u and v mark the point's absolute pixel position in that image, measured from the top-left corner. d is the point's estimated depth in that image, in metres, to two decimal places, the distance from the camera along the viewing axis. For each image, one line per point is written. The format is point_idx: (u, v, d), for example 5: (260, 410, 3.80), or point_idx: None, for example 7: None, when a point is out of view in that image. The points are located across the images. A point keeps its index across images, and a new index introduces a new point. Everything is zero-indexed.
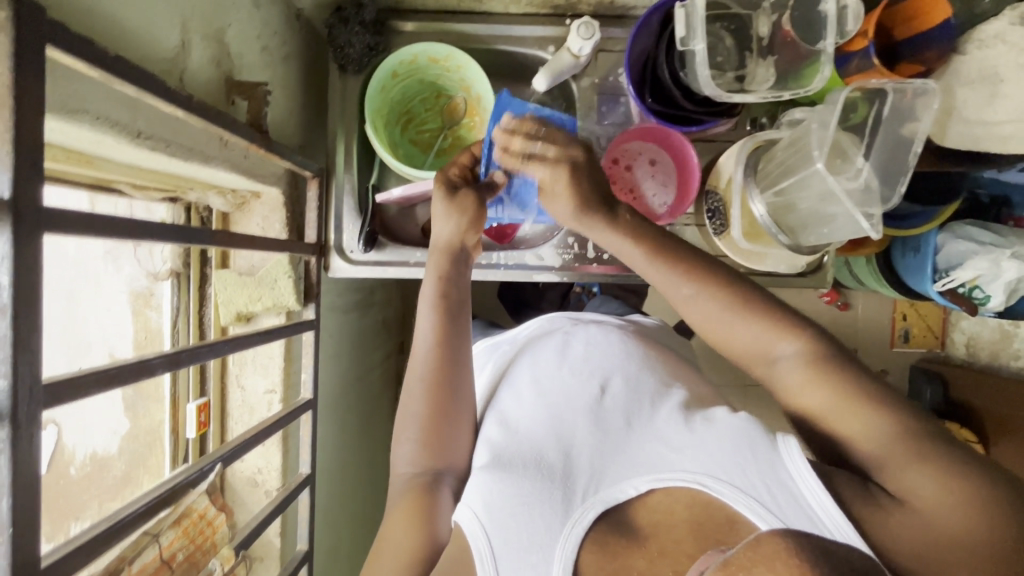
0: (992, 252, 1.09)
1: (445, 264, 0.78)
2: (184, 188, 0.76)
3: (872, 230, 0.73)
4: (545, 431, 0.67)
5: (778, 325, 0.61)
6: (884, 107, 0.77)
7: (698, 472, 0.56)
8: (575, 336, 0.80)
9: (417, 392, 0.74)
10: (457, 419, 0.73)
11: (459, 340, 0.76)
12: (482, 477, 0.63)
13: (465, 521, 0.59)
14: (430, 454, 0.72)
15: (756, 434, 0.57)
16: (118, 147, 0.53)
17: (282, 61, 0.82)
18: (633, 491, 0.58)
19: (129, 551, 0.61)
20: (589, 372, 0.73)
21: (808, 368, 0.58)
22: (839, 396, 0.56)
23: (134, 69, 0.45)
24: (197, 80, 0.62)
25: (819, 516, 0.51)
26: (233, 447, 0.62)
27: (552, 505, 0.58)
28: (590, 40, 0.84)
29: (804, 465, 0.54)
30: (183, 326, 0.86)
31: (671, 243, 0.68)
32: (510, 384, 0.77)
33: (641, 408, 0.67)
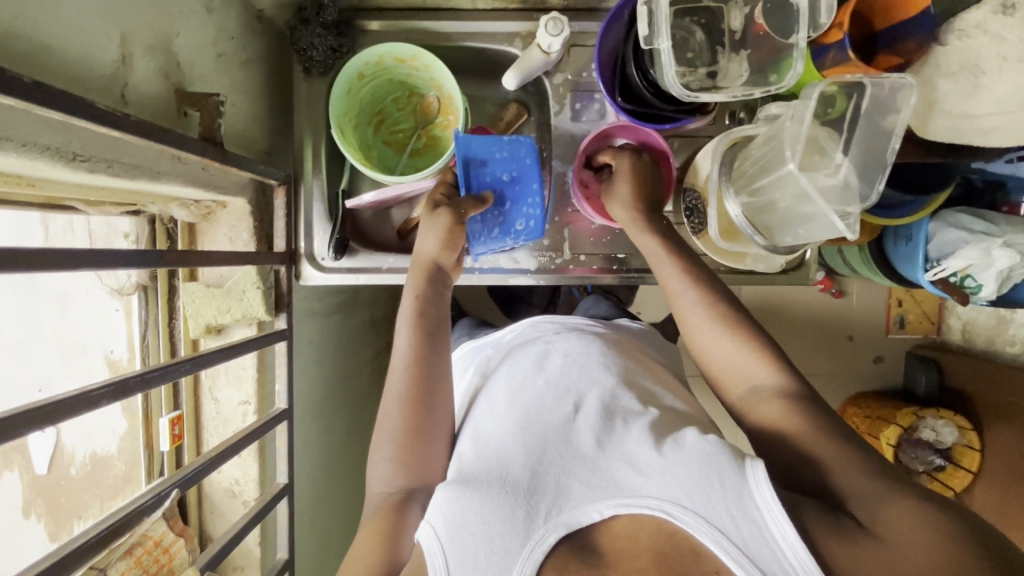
0: (983, 241, 1.07)
1: (427, 282, 0.79)
2: (143, 203, 0.74)
3: (846, 230, 0.70)
4: (515, 447, 0.65)
5: (760, 358, 0.67)
6: (863, 99, 0.74)
7: (664, 499, 0.56)
8: (554, 346, 0.79)
9: (395, 410, 0.73)
10: (432, 434, 0.72)
11: (437, 357, 0.76)
12: (447, 491, 0.62)
13: (425, 539, 0.59)
14: (407, 472, 0.70)
15: (724, 459, 0.57)
16: (55, 171, 0.52)
17: (242, 67, 0.80)
18: (598, 515, 0.57)
19: None
20: (563, 387, 0.72)
21: (779, 396, 0.64)
22: (797, 420, 0.61)
23: (53, 94, 0.43)
24: (141, 94, 0.60)
25: (781, 546, 0.52)
26: (189, 472, 0.62)
27: (514, 524, 0.57)
28: (559, 36, 0.80)
29: (769, 492, 0.54)
30: (153, 340, 0.86)
31: (691, 255, 0.77)
32: (487, 396, 0.76)
33: (615, 427, 0.65)
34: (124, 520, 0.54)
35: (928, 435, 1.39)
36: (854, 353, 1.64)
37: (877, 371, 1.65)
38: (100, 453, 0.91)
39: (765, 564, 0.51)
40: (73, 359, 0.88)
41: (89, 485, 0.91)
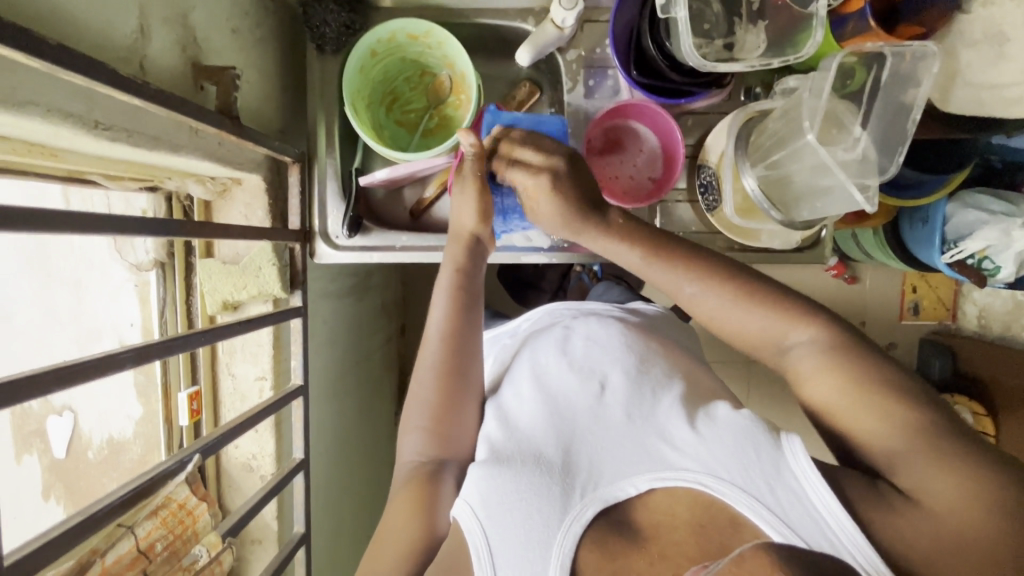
0: (1003, 221, 1.05)
1: (462, 255, 0.78)
2: (162, 178, 0.75)
3: (864, 202, 0.69)
4: (546, 426, 0.66)
5: (787, 313, 0.63)
6: (883, 72, 0.72)
7: (701, 473, 0.58)
8: (575, 329, 0.79)
9: (427, 382, 0.73)
10: (461, 407, 0.72)
11: (470, 331, 0.76)
12: (481, 468, 0.63)
13: (463, 517, 0.59)
14: (437, 443, 0.71)
15: (759, 434, 0.58)
16: (77, 139, 0.52)
17: (256, 43, 0.80)
18: (634, 489, 0.59)
19: (103, 543, 0.64)
20: (589, 366, 0.72)
21: (821, 356, 0.60)
22: (854, 381, 0.57)
23: (78, 58, 0.44)
24: (159, 66, 0.60)
25: (824, 519, 0.53)
26: (212, 439, 0.63)
27: (551, 500, 0.58)
28: (573, 10, 0.80)
29: (808, 463, 0.55)
30: (171, 316, 0.87)
31: (681, 245, 0.69)
32: (511, 378, 0.77)
33: (644, 398, 0.67)
34: (149, 483, 0.55)
35: None
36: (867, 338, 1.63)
37: (890, 357, 1.63)
38: (115, 438, 0.93)
39: (805, 533, 0.53)
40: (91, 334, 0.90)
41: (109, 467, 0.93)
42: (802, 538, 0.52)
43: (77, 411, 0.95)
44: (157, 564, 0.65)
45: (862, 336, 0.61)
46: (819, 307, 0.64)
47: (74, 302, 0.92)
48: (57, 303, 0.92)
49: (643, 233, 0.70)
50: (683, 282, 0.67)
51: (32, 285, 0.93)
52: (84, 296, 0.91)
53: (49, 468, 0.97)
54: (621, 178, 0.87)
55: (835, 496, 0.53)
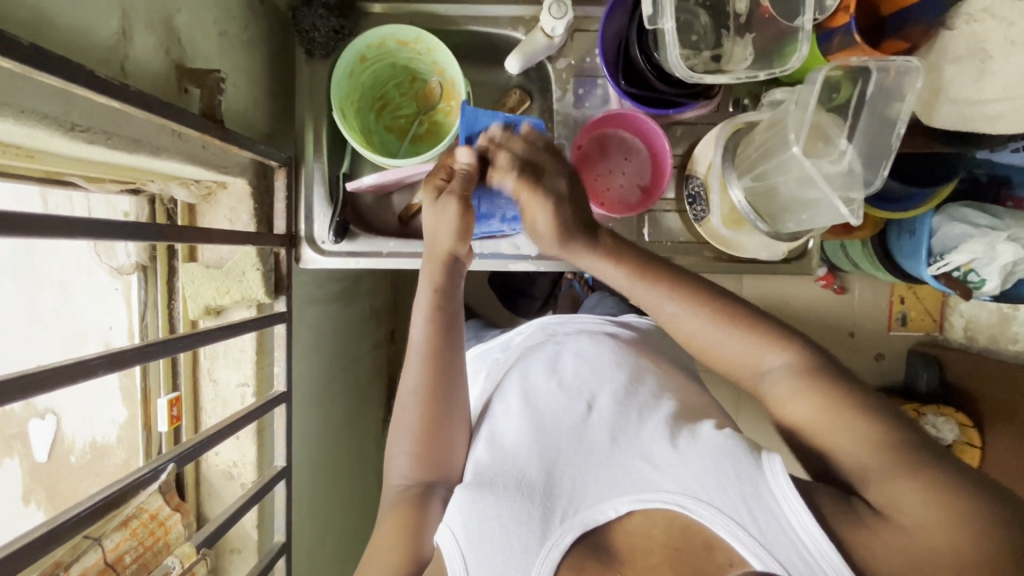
0: (988, 235, 1.06)
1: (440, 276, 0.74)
2: (144, 181, 0.74)
3: (850, 215, 0.70)
4: (531, 447, 0.67)
5: (763, 335, 0.62)
6: (868, 86, 0.73)
7: (678, 492, 0.57)
8: (565, 346, 0.81)
9: (411, 407, 0.72)
10: (449, 429, 0.72)
11: (452, 350, 0.74)
12: (464, 492, 0.63)
13: (443, 541, 0.60)
14: (423, 466, 0.70)
15: (740, 453, 0.58)
16: (54, 141, 0.51)
17: (243, 47, 0.79)
18: (614, 512, 0.59)
19: (67, 555, 0.62)
20: (577, 387, 0.73)
21: (796, 380, 0.59)
22: (826, 407, 0.57)
23: (53, 60, 0.43)
24: (142, 68, 0.60)
25: (800, 540, 0.52)
26: (189, 447, 0.62)
27: (532, 525, 0.59)
28: (562, 19, 0.81)
29: (787, 483, 0.54)
30: (153, 320, 0.85)
31: (667, 269, 0.67)
32: (501, 397, 0.77)
33: (631, 420, 0.67)
34: (121, 492, 0.54)
35: (928, 433, 1.37)
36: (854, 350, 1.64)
37: (878, 368, 1.64)
38: (98, 442, 0.90)
39: (782, 556, 0.52)
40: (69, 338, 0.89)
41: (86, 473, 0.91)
42: (779, 562, 0.52)
43: (58, 417, 0.91)
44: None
45: (829, 354, 0.61)
46: (791, 329, 0.63)
47: (56, 305, 0.89)
48: (39, 305, 0.89)
49: (634, 259, 0.67)
50: (653, 296, 0.66)
51: (9, 292, 0.89)
52: (69, 299, 0.89)
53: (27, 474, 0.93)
54: (611, 190, 0.87)
55: (814, 518, 0.53)
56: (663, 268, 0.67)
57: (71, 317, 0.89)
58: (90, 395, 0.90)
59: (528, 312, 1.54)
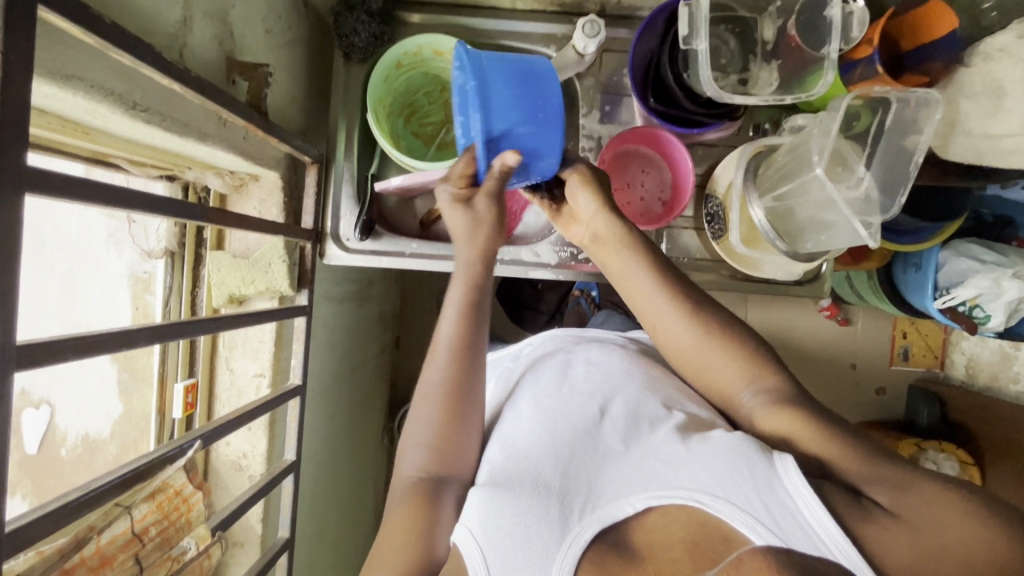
0: (995, 270, 1.08)
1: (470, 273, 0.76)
2: (182, 167, 0.76)
3: (868, 237, 0.71)
4: (545, 449, 0.67)
5: (759, 364, 0.67)
6: (887, 116, 0.76)
7: (694, 489, 0.57)
8: (575, 356, 0.81)
9: (433, 398, 0.73)
10: (463, 427, 0.72)
11: (476, 355, 0.75)
12: (479, 492, 0.63)
13: (462, 542, 0.60)
14: (440, 458, 0.71)
15: (753, 452, 0.58)
16: (113, 118, 0.53)
17: (286, 46, 0.82)
18: (631, 508, 0.59)
19: (101, 520, 0.61)
20: (588, 393, 0.74)
21: (770, 406, 0.64)
22: (799, 432, 0.61)
23: (129, 37, 0.45)
24: (198, 56, 0.62)
25: (815, 530, 0.51)
26: (214, 428, 0.63)
27: (549, 522, 0.59)
28: (595, 37, 0.84)
29: (800, 480, 0.54)
30: (175, 305, 0.86)
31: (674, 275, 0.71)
32: (512, 403, 0.77)
33: (641, 430, 0.68)
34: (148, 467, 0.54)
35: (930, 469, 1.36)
36: (856, 381, 1.65)
37: (880, 402, 1.65)
38: (90, 436, 0.90)
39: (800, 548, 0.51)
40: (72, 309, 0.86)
41: (87, 461, 0.89)
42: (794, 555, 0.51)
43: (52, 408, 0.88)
44: (150, 549, 0.63)
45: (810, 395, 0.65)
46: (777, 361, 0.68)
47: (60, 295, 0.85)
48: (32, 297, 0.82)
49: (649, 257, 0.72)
50: (671, 317, 0.69)
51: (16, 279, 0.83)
52: (73, 289, 0.86)
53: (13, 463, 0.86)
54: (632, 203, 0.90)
55: (830, 516, 0.52)
56: (690, 292, 0.70)
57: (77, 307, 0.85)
58: (93, 385, 0.90)
59: (535, 326, 1.55)
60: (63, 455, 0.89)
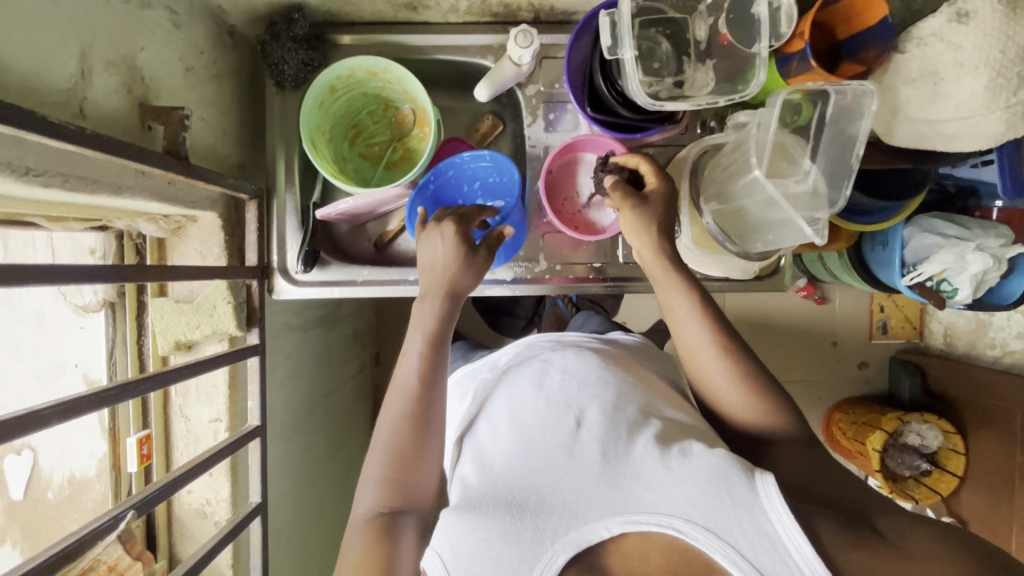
0: (957, 245, 1.08)
1: (444, 300, 0.75)
2: (109, 218, 0.74)
3: (815, 235, 0.71)
4: (520, 469, 0.64)
5: (772, 409, 0.68)
6: (827, 107, 0.74)
7: (674, 516, 0.56)
8: (552, 363, 0.77)
9: (396, 429, 0.70)
10: (424, 460, 0.70)
11: (439, 383, 0.73)
12: (452, 516, 0.62)
13: (433, 567, 0.60)
14: (396, 492, 0.68)
15: (733, 473, 0.57)
16: (7, 185, 0.51)
17: (211, 82, 0.80)
18: (607, 532, 0.57)
19: None
20: (563, 403, 0.69)
21: (795, 452, 0.66)
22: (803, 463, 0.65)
23: (1, 107, 0.43)
24: (102, 109, 0.60)
25: (795, 560, 0.53)
26: (152, 492, 0.61)
27: (523, 548, 0.57)
28: (528, 48, 0.81)
29: (780, 504, 0.55)
30: (121, 357, 0.85)
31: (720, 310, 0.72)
32: (488, 414, 0.75)
33: (620, 440, 0.63)
34: (78, 544, 0.53)
35: (914, 440, 1.38)
36: (838, 358, 1.65)
37: (863, 376, 1.66)
38: (72, 482, 0.93)
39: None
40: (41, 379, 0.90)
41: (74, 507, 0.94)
42: None
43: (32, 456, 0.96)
44: None
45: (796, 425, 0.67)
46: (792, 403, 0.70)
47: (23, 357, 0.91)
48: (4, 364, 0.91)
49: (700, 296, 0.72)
50: (693, 330, 0.71)
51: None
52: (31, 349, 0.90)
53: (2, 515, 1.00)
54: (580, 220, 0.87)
55: (807, 538, 0.54)
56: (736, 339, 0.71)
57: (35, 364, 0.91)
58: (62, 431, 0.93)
59: (513, 331, 1.53)
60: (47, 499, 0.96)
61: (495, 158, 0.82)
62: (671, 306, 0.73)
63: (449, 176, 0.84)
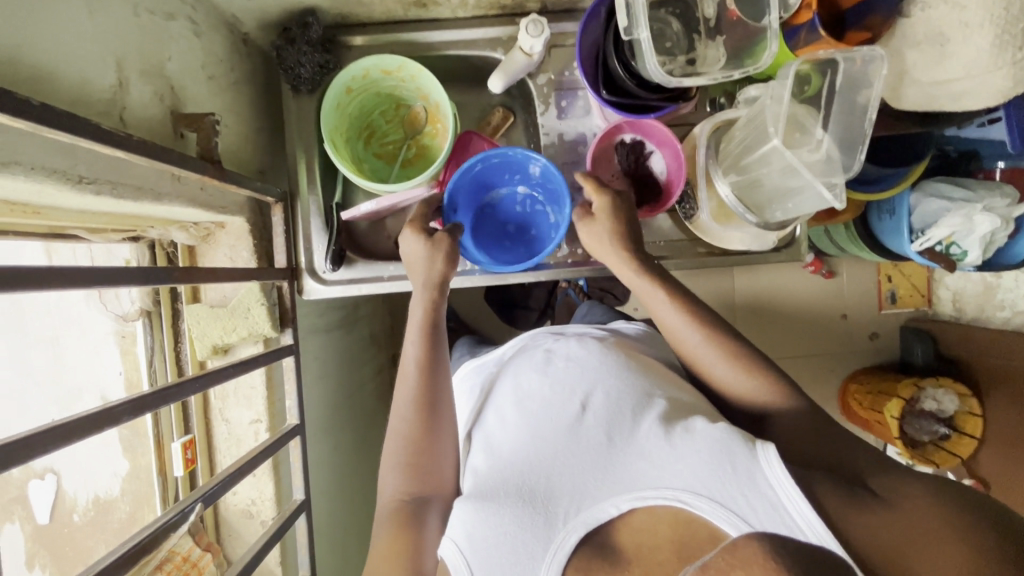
0: (964, 207, 1.09)
1: (430, 291, 0.78)
2: (144, 227, 0.76)
3: (833, 199, 0.72)
4: (528, 455, 0.66)
5: (772, 384, 0.69)
6: (836, 76, 0.76)
7: (679, 489, 0.57)
8: (557, 351, 0.79)
9: (406, 413, 0.74)
10: (435, 443, 0.72)
11: (440, 365, 0.77)
12: (466, 504, 0.63)
13: (449, 554, 0.60)
14: (416, 479, 0.71)
15: (735, 445, 0.58)
16: (61, 194, 0.53)
17: (231, 89, 0.81)
18: (615, 510, 0.58)
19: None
20: (567, 388, 0.71)
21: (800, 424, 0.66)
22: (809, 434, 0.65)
23: (60, 115, 0.45)
24: (139, 117, 0.62)
25: (798, 526, 0.53)
26: (213, 486, 0.64)
27: (535, 530, 0.59)
28: (540, 37, 0.83)
29: (782, 472, 0.55)
30: (160, 364, 0.87)
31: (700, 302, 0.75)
32: (494, 403, 0.77)
33: (624, 420, 0.66)
34: (151, 537, 0.55)
35: (931, 405, 1.40)
36: (850, 331, 1.66)
37: (875, 347, 1.67)
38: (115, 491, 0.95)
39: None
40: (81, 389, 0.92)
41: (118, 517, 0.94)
42: None
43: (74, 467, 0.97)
44: None
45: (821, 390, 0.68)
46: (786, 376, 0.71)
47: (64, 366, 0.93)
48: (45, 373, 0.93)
49: (677, 286, 0.76)
50: (669, 310, 0.74)
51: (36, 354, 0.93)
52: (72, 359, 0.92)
53: (46, 531, 1.01)
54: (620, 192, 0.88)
55: (814, 510, 0.54)
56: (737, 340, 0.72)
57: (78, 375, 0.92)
58: (103, 443, 0.93)
59: (528, 324, 1.53)
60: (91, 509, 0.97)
61: (545, 161, 0.84)
62: (640, 291, 0.77)
63: (494, 163, 0.85)
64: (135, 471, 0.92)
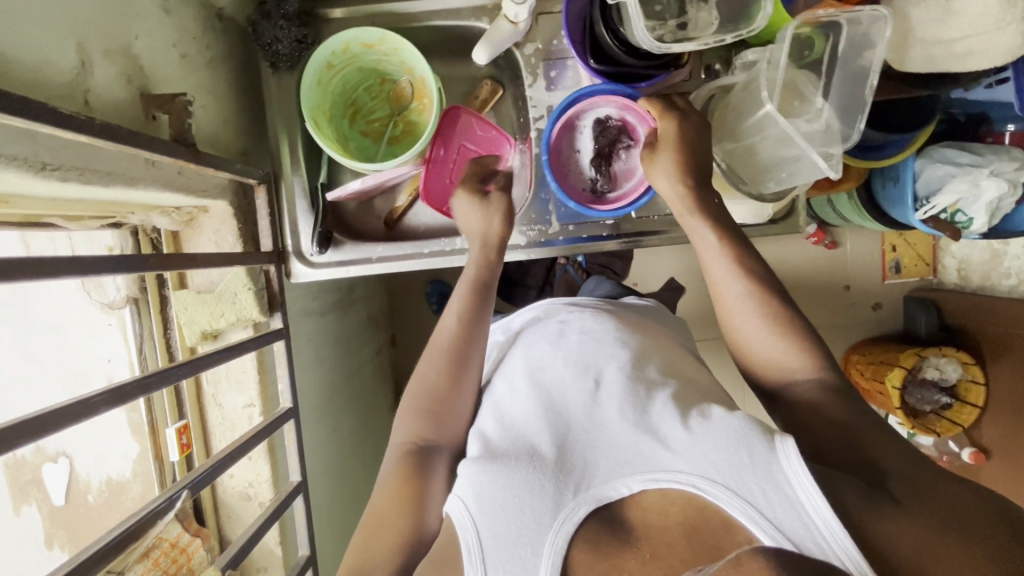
0: (971, 173, 1.05)
1: (485, 261, 0.80)
2: (123, 213, 0.75)
3: (829, 169, 0.69)
4: (539, 424, 0.65)
5: (803, 351, 0.68)
6: (839, 39, 0.73)
7: (693, 473, 0.56)
8: (571, 323, 0.78)
9: (436, 360, 0.75)
10: (458, 396, 0.74)
11: (480, 323, 0.77)
12: (472, 464, 0.62)
13: (455, 511, 0.60)
14: (428, 426, 0.72)
15: (752, 434, 0.56)
16: (26, 182, 0.52)
17: (207, 68, 0.79)
18: (627, 489, 0.58)
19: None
20: (581, 362, 0.71)
21: (823, 393, 0.65)
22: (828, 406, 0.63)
23: (14, 100, 0.43)
24: (106, 100, 0.60)
25: (813, 520, 0.51)
26: (201, 472, 0.64)
27: (544, 498, 0.57)
28: (524, 4, 0.79)
29: (801, 467, 0.53)
30: (151, 350, 0.87)
31: (754, 254, 0.73)
32: (505, 372, 0.76)
33: (636, 396, 0.65)
34: (139, 525, 0.56)
35: (933, 375, 1.38)
36: (853, 302, 1.64)
37: (877, 318, 1.64)
38: (115, 476, 0.96)
39: (795, 535, 0.51)
40: (77, 377, 0.93)
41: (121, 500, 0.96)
42: (794, 541, 0.51)
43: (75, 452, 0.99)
44: None
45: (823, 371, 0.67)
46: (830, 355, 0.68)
47: (55, 355, 0.93)
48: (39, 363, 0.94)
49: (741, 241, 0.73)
50: (724, 268, 0.72)
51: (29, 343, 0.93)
52: (65, 347, 0.93)
53: (52, 515, 1.03)
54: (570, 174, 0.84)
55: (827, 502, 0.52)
56: (787, 312, 0.69)
57: (71, 362, 0.93)
58: (101, 429, 0.95)
59: (526, 301, 1.52)
60: (95, 492, 0.99)
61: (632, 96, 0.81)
62: (704, 241, 0.74)
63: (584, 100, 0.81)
64: (135, 455, 0.94)
